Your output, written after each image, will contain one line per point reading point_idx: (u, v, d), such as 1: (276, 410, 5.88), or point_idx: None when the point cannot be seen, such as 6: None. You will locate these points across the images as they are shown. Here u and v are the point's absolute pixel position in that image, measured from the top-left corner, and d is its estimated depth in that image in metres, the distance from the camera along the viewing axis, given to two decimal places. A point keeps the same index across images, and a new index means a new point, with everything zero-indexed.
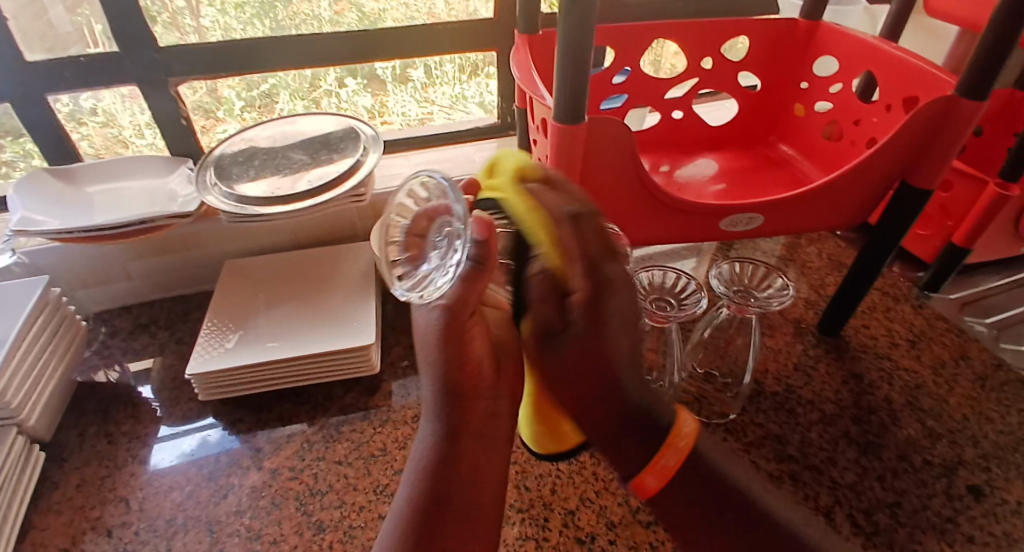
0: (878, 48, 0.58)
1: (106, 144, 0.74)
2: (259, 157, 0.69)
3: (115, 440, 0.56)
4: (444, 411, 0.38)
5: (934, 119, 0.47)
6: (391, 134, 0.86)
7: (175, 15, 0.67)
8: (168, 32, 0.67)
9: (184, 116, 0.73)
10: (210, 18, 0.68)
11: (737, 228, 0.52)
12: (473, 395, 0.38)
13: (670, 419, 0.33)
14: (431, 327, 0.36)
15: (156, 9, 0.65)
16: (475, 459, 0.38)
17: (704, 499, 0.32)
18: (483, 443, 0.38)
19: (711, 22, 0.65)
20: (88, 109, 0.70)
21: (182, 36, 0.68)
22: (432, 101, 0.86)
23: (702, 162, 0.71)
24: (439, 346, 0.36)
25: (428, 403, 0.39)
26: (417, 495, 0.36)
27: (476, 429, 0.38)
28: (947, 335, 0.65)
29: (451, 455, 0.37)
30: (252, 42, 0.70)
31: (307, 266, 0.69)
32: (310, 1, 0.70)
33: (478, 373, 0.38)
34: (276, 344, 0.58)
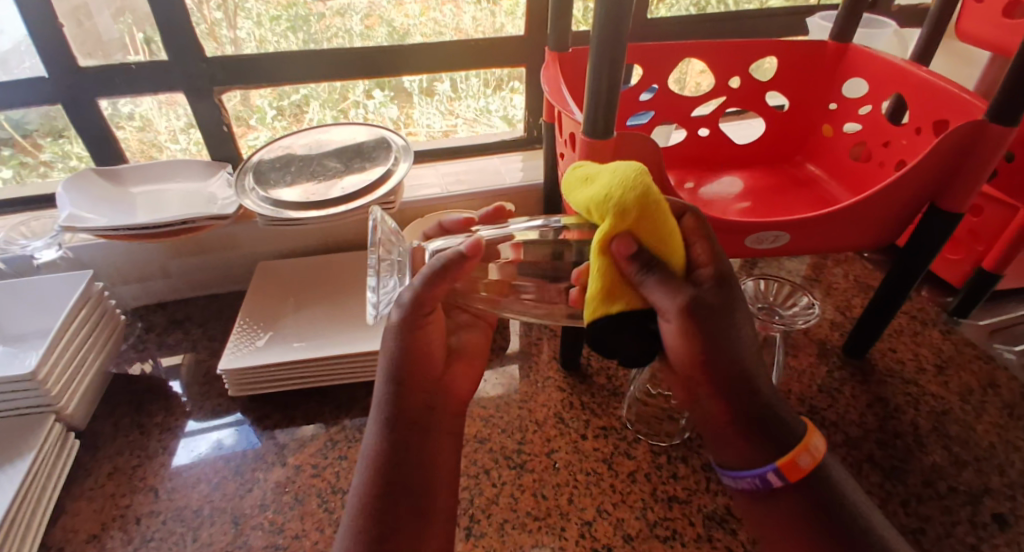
0: (908, 71, 0.58)
1: (142, 148, 0.78)
2: (294, 163, 0.71)
3: (146, 431, 0.58)
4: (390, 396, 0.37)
5: (964, 143, 0.46)
6: (417, 145, 0.89)
7: (213, 26, 0.70)
8: (207, 41, 0.70)
9: (224, 123, 0.76)
10: (246, 29, 0.71)
11: (763, 245, 0.52)
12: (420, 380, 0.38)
13: (802, 430, 0.33)
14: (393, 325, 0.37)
15: (195, 19, 0.68)
16: (415, 455, 0.37)
17: (820, 520, 0.31)
18: (421, 429, 0.38)
19: (741, 43, 0.65)
20: (127, 114, 0.74)
21: (219, 46, 0.71)
22: (456, 114, 0.88)
23: (728, 180, 0.72)
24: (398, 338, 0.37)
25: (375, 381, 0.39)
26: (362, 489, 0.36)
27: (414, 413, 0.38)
28: (975, 362, 0.64)
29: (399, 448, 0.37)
30: (293, 56, 0.73)
31: (335, 270, 0.71)
32: (343, 17, 0.73)
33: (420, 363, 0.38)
34: (302, 344, 0.60)
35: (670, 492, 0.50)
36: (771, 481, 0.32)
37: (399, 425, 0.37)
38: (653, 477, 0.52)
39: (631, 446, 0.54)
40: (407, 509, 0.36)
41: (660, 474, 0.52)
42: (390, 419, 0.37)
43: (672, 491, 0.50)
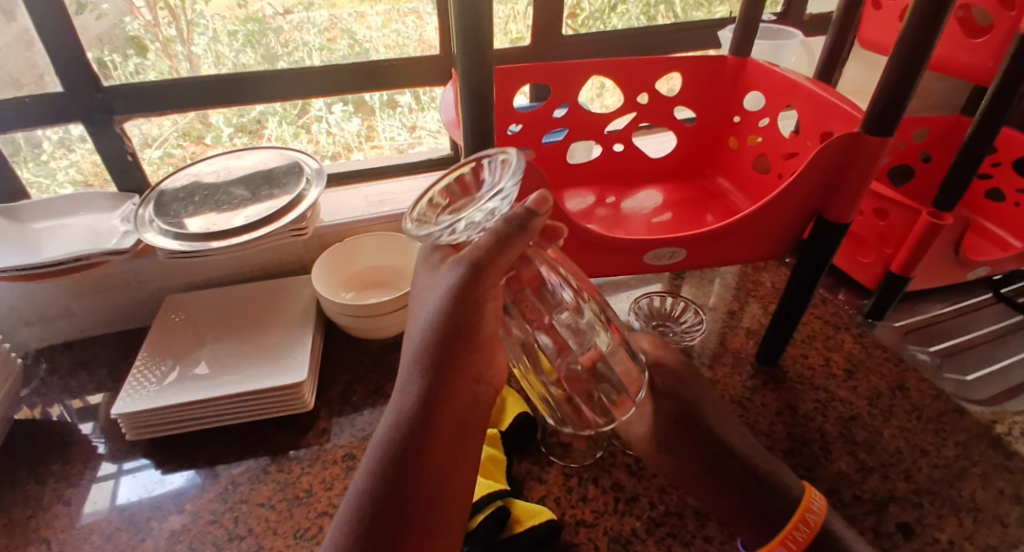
0: (798, 85, 0.59)
1: (94, 171, 0.76)
2: (199, 193, 0.69)
3: (42, 481, 0.55)
4: (426, 376, 0.36)
5: (842, 156, 0.48)
6: (381, 159, 0.89)
7: (167, 43, 0.70)
8: (160, 60, 0.70)
9: (129, 153, 0.73)
10: (202, 46, 0.71)
11: (661, 261, 0.53)
12: (463, 364, 0.37)
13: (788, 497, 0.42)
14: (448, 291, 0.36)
15: (148, 37, 0.69)
16: (436, 448, 0.36)
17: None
18: (456, 421, 0.37)
19: (645, 61, 0.66)
20: (78, 137, 0.72)
21: (174, 64, 0.71)
22: (420, 127, 0.88)
23: (644, 194, 0.73)
24: (455, 309, 0.36)
25: (413, 357, 0.37)
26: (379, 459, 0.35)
27: (453, 405, 0.37)
28: (886, 365, 0.66)
29: (419, 429, 0.35)
30: (236, 79, 0.72)
31: (249, 300, 0.69)
32: (301, 31, 0.73)
33: (467, 344, 0.37)
34: (208, 382, 0.58)
35: (578, 516, 0.50)
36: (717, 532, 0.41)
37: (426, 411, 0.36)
38: (562, 500, 0.51)
39: (542, 469, 0.54)
40: (414, 501, 0.34)
41: (569, 496, 0.52)
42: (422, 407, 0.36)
43: (579, 514, 0.50)
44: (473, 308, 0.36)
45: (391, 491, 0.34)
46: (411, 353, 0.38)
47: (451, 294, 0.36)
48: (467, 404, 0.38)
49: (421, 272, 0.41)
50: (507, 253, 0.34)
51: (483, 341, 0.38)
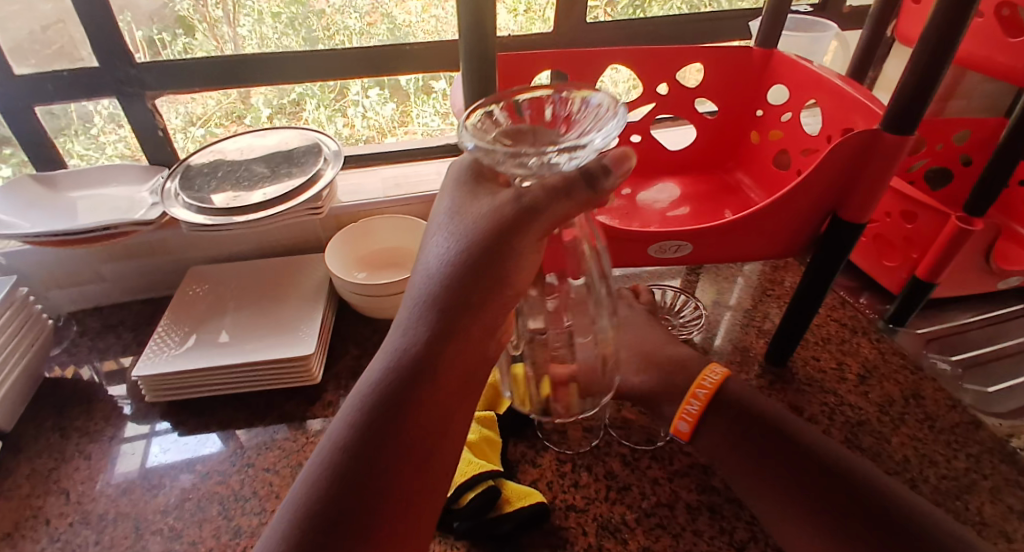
0: (822, 79, 0.57)
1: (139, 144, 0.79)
2: (222, 169, 0.72)
3: (66, 435, 0.59)
4: (439, 315, 0.34)
5: (858, 155, 0.46)
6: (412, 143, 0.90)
7: (214, 24, 0.72)
8: (208, 40, 0.73)
9: (160, 128, 0.76)
10: (247, 27, 0.73)
11: (666, 255, 0.52)
12: (481, 310, 0.34)
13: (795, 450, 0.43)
14: (482, 227, 0.33)
15: (196, 18, 0.71)
16: (438, 391, 0.33)
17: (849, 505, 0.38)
18: (463, 369, 0.35)
19: (666, 51, 0.65)
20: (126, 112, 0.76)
21: (220, 44, 0.73)
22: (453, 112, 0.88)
23: (660, 187, 0.72)
24: (484, 248, 0.33)
25: (427, 291, 0.35)
26: (375, 389, 0.33)
27: (462, 352, 0.34)
28: (902, 372, 0.63)
29: (423, 366, 0.33)
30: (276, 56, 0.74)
31: (267, 275, 0.71)
32: (343, 14, 0.74)
33: (489, 291, 0.34)
34: (222, 351, 0.60)
35: (569, 501, 0.50)
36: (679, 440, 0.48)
37: (435, 349, 0.33)
38: (554, 486, 0.52)
39: (538, 454, 0.55)
40: (404, 442, 0.32)
41: (562, 482, 0.52)
42: (430, 343, 0.33)
43: (570, 500, 0.51)
44: (501, 252, 0.33)
45: (383, 426, 0.32)
46: (425, 284, 0.35)
47: (482, 232, 0.33)
48: (471, 356, 0.35)
49: (446, 196, 0.37)
50: (558, 208, 0.32)
51: (506, 290, 0.35)
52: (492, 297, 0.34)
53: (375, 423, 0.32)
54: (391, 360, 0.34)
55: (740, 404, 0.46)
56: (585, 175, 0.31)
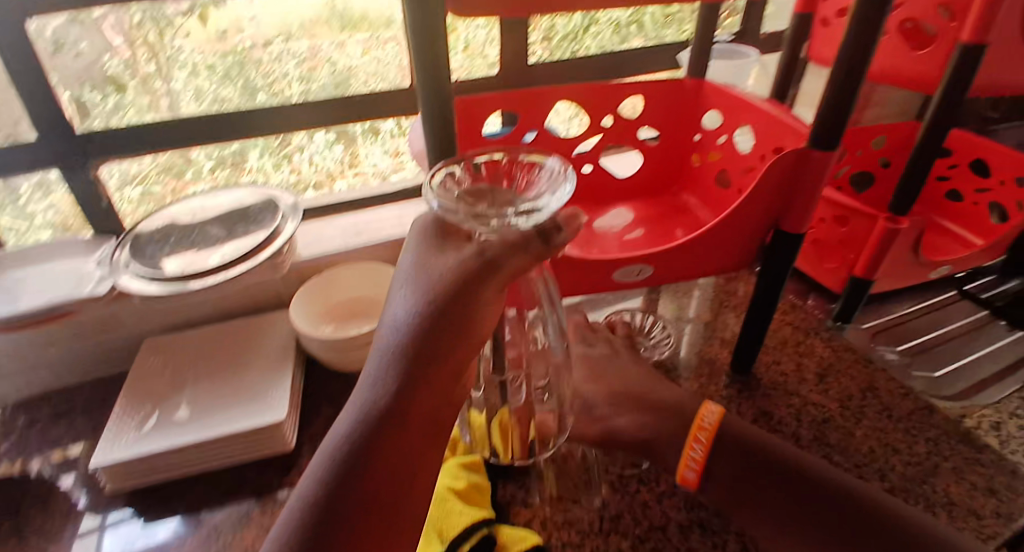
0: (751, 104, 0.62)
1: (72, 210, 0.76)
2: (174, 234, 0.70)
3: (20, 540, 0.54)
4: (405, 366, 0.33)
5: (791, 172, 0.50)
6: (365, 186, 0.91)
7: (147, 79, 0.71)
8: (140, 96, 0.72)
9: (104, 198, 0.75)
10: (182, 81, 0.73)
11: (631, 278, 0.54)
12: (446, 360, 0.34)
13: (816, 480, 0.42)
14: (443, 278, 0.34)
15: (127, 76, 0.70)
16: (408, 445, 0.33)
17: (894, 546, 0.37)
18: (431, 420, 0.34)
19: (607, 86, 0.69)
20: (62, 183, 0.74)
21: (154, 100, 0.72)
22: (402, 152, 0.90)
23: (615, 212, 0.75)
24: (447, 299, 0.33)
25: (390, 342, 0.34)
26: (342, 449, 0.32)
27: (431, 403, 0.34)
28: (856, 367, 0.67)
29: (393, 420, 0.32)
30: (227, 115, 0.73)
31: (229, 339, 0.70)
32: (280, 62, 0.76)
33: (454, 342, 0.34)
34: (188, 425, 0.58)
35: (563, 537, 0.50)
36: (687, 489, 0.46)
37: (403, 401, 0.33)
38: (548, 523, 0.52)
39: (527, 493, 0.54)
40: (375, 503, 0.31)
41: (555, 517, 0.52)
42: (397, 396, 0.33)
43: (565, 535, 0.50)
44: (463, 303, 0.34)
45: (349, 488, 0.31)
46: (387, 336, 0.35)
47: (444, 282, 0.34)
48: (438, 407, 0.35)
49: (408, 252, 0.37)
50: (513, 264, 0.34)
51: (468, 340, 0.35)
52: (456, 346, 0.35)
53: (342, 483, 0.31)
54: (358, 417, 0.33)
55: (741, 442, 0.44)
56: (540, 233, 0.34)
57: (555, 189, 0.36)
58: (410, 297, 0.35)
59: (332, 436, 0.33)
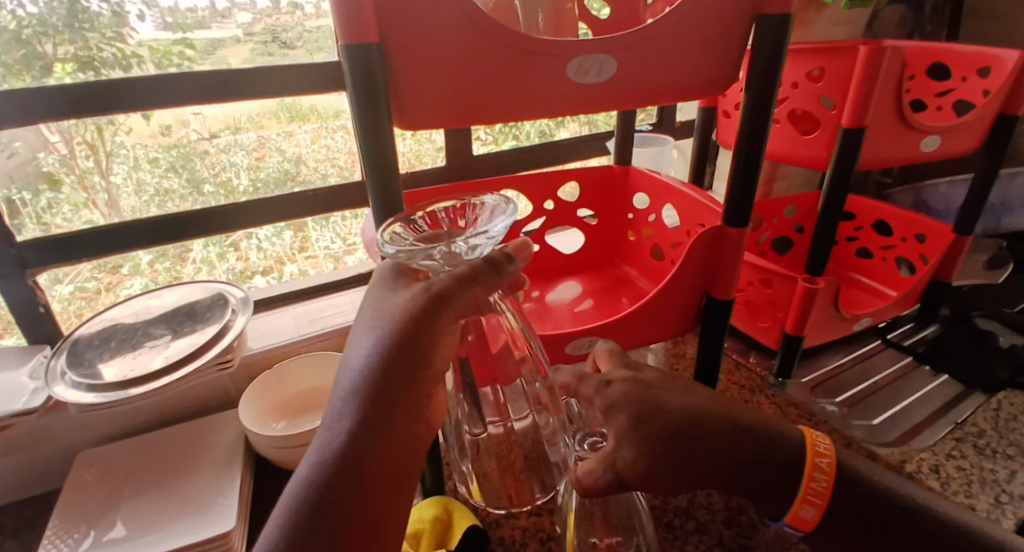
0: (673, 187, 0.69)
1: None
2: (116, 336, 0.68)
3: None
4: (367, 403, 0.33)
5: (712, 246, 0.55)
6: (320, 274, 0.92)
7: (84, 174, 0.72)
8: (76, 191, 0.72)
9: (42, 304, 0.72)
10: (122, 173, 0.74)
11: (581, 350, 0.57)
12: (408, 393, 0.34)
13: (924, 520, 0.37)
14: (401, 310, 0.35)
15: (64, 172, 0.71)
16: (374, 487, 0.31)
17: None
18: (398, 460, 0.33)
19: (545, 173, 0.75)
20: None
21: (91, 196, 0.73)
22: (355, 237, 0.93)
23: (563, 286, 0.79)
24: (406, 330, 0.34)
25: (351, 382, 0.34)
26: (305, 495, 0.30)
27: (397, 441, 0.33)
28: (800, 421, 0.71)
29: (359, 461, 0.31)
30: (183, 219, 0.75)
31: (175, 444, 0.66)
32: (228, 153, 0.78)
33: (416, 374, 0.34)
34: (125, 545, 0.53)
35: None
36: (792, 531, 0.38)
37: (368, 440, 0.32)
38: None
39: None
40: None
41: None
42: (361, 434, 0.32)
43: None
44: (423, 332, 0.34)
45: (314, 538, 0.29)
46: (348, 377, 0.34)
47: (403, 316, 0.34)
48: (405, 445, 0.33)
49: (365, 297, 0.38)
50: (466, 290, 0.36)
51: (430, 373, 0.35)
52: (420, 379, 0.34)
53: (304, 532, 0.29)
54: (319, 461, 0.31)
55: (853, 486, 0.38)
56: (488, 262, 0.37)
57: (500, 214, 0.40)
58: (369, 335, 0.35)
59: (291, 494, 0.31)
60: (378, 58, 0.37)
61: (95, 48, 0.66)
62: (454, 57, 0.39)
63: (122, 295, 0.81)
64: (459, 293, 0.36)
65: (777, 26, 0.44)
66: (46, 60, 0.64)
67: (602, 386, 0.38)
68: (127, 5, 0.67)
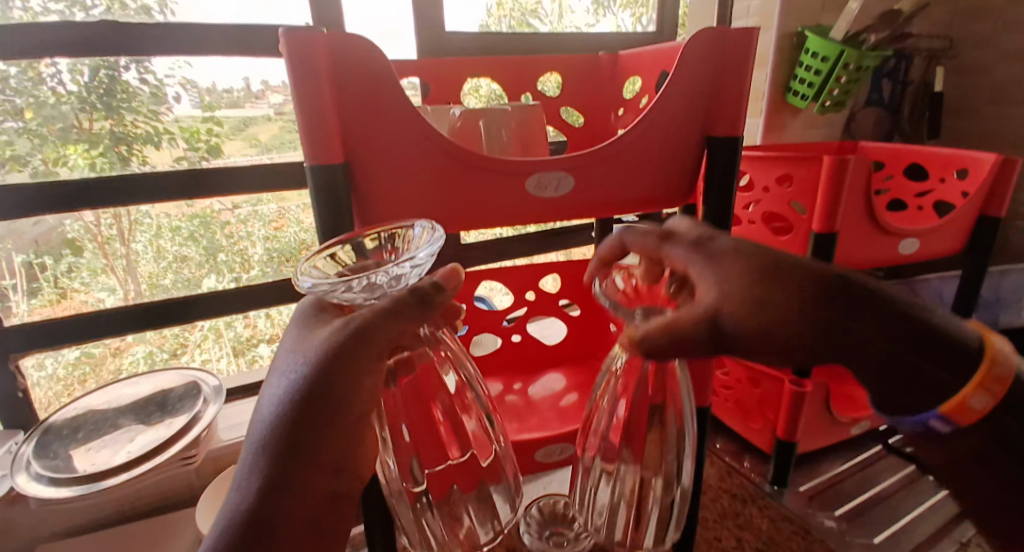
0: None
1: None
2: (86, 424, 0.67)
3: None
4: (276, 457, 0.28)
5: None
6: None
7: (106, 241, 0.77)
8: (96, 256, 0.77)
9: (20, 389, 0.75)
10: (143, 241, 0.79)
11: (552, 458, 0.54)
12: (324, 446, 0.29)
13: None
14: (318, 350, 0.28)
15: (86, 238, 0.76)
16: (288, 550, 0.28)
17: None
18: (317, 516, 0.29)
19: (527, 266, 0.79)
20: None
21: (109, 260, 0.78)
22: None
23: (547, 378, 0.75)
24: (322, 376, 0.28)
25: (262, 430, 0.29)
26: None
27: (317, 495, 0.29)
28: (794, 539, 0.66)
29: (266, 521, 0.27)
30: (172, 305, 0.79)
31: (130, 544, 0.63)
32: (247, 224, 0.83)
33: (335, 423, 0.29)
34: None
35: None
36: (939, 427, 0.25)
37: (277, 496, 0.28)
38: None
39: None
40: None
41: None
42: (271, 491, 0.28)
43: None
44: (343, 376, 0.28)
45: None
46: (260, 422, 0.29)
47: (318, 358, 0.28)
48: (325, 497, 0.29)
49: (289, 332, 0.32)
50: (396, 329, 0.29)
51: (354, 420, 0.29)
52: (340, 431, 0.29)
53: None
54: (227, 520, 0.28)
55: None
56: (415, 294, 0.29)
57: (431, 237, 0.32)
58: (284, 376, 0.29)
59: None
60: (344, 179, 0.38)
61: (130, 125, 0.74)
62: (416, 174, 0.40)
63: (127, 360, 0.82)
64: (383, 329, 0.28)
65: (726, 148, 0.45)
66: (79, 132, 0.71)
67: (702, 244, 0.28)
68: (167, 86, 0.74)
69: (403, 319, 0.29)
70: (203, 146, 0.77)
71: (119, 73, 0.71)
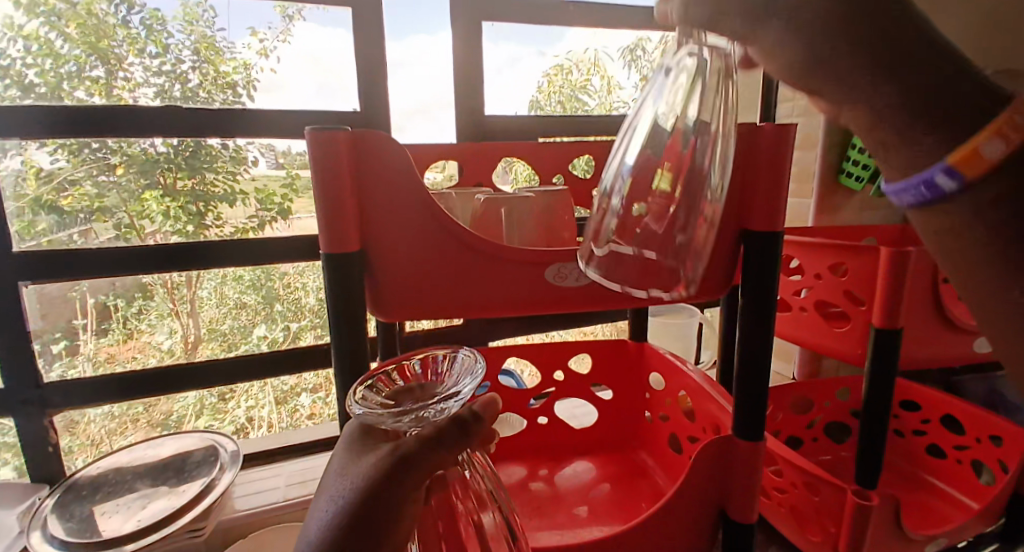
0: (683, 373, 0.65)
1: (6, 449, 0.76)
2: (105, 485, 0.67)
3: None
4: None
5: (720, 457, 0.49)
6: None
7: (174, 287, 0.81)
8: (164, 301, 0.81)
9: (51, 443, 0.77)
10: (209, 287, 0.82)
11: None
12: None
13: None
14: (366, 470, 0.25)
15: (158, 283, 0.79)
16: None
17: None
18: None
19: (557, 344, 0.75)
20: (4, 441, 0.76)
21: (176, 305, 0.81)
22: None
23: (574, 468, 0.70)
24: (367, 497, 0.25)
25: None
26: None
27: None
28: None
29: None
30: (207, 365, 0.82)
31: None
32: (304, 276, 0.86)
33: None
34: None
35: None
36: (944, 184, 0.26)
37: None
38: None
39: None
40: None
41: None
42: None
43: None
44: (392, 500, 0.25)
45: None
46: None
47: (364, 477, 0.25)
48: None
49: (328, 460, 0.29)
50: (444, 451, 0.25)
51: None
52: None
53: None
54: None
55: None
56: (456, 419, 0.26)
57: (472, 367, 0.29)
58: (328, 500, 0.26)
59: None
60: (359, 266, 0.39)
61: (211, 184, 0.79)
62: (428, 262, 0.41)
63: (179, 403, 0.83)
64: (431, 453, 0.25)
65: (763, 241, 0.43)
66: (163, 187, 0.77)
67: None
68: (248, 150, 0.80)
69: (448, 449, 0.26)
70: (275, 208, 0.83)
71: (206, 140, 0.77)
